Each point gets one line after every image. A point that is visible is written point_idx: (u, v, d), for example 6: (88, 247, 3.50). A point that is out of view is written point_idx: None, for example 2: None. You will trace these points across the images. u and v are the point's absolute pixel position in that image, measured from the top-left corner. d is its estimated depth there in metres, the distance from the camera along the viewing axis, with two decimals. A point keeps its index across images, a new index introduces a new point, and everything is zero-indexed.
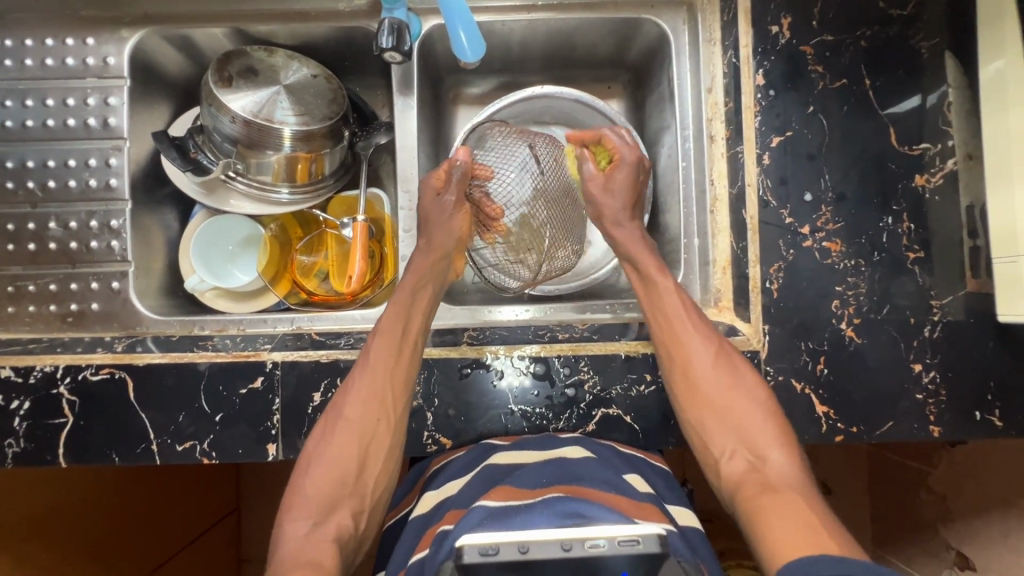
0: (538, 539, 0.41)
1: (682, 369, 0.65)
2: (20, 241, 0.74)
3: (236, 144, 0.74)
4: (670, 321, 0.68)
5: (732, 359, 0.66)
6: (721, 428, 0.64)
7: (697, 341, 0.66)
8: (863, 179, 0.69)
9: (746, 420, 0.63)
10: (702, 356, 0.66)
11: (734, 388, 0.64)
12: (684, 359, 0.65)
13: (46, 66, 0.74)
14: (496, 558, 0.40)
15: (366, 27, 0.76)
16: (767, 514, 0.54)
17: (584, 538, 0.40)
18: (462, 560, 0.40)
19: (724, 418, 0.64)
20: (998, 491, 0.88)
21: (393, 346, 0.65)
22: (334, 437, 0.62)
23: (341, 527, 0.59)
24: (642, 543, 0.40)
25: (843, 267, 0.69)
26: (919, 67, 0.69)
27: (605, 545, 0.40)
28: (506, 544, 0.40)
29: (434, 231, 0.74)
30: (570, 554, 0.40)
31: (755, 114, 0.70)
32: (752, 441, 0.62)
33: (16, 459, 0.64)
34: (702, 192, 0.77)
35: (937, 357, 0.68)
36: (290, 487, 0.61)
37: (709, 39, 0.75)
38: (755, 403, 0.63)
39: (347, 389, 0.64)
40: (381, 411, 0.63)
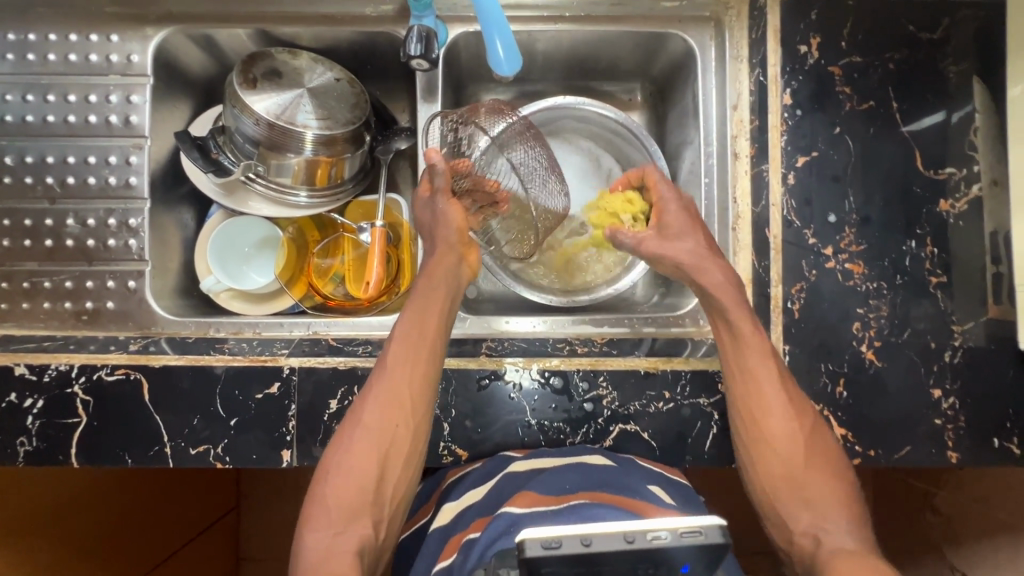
0: (600, 532, 0.39)
1: (758, 419, 0.62)
2: (37, 237, 0.73)
3: (258, 146, 0.73)
4: (761, 389, 0.62)
5: (815, 424, 0.63)
6: (787, 493, 0.60)
7: (784, 410, 0.62)
8: (887, 201, 0.69)
9: (821, 490, 0.59)
10: (783, 416, 0.62)
11: (823, 457, 0.61)
12: (761, 418, 0.62)
13: (69, 61, 0.74)
14: (559, 551, 0.38)
15: (392, 32, 0.76)
16: (837, 564, 0.51)
17: (646, 529, 0.39)
18: (525, 554, 0.39)
19: (795, 473, 0.61)
20: (1005, 515, 0.88)
21: (411, 350, 0.62)
22: (350, 445, 0.59)
23: (363, 538, 0.56)
24: (705, 534, 0.39)
25: (866, 289, 0.68)
26: (946, 91, 0.69)
27: (667, 537, 0.39)
28: (568, 536, 0.39)
29: (433, 229, 0.71)
30: (633, 546, 0.38)
31: (781, 133, 0.70)
32: (821, 504, 0.59)
33: (28, 459, 0.64)
34: (724, 209, 0.75)
35: (956, 382, 0.67)
36: (310, 493, 0.58)
37: (736, 57, 0.74)
38: (824, 475, 0.60)
39: (367, 394, 0.61)
40: (402, 417, 0.60)
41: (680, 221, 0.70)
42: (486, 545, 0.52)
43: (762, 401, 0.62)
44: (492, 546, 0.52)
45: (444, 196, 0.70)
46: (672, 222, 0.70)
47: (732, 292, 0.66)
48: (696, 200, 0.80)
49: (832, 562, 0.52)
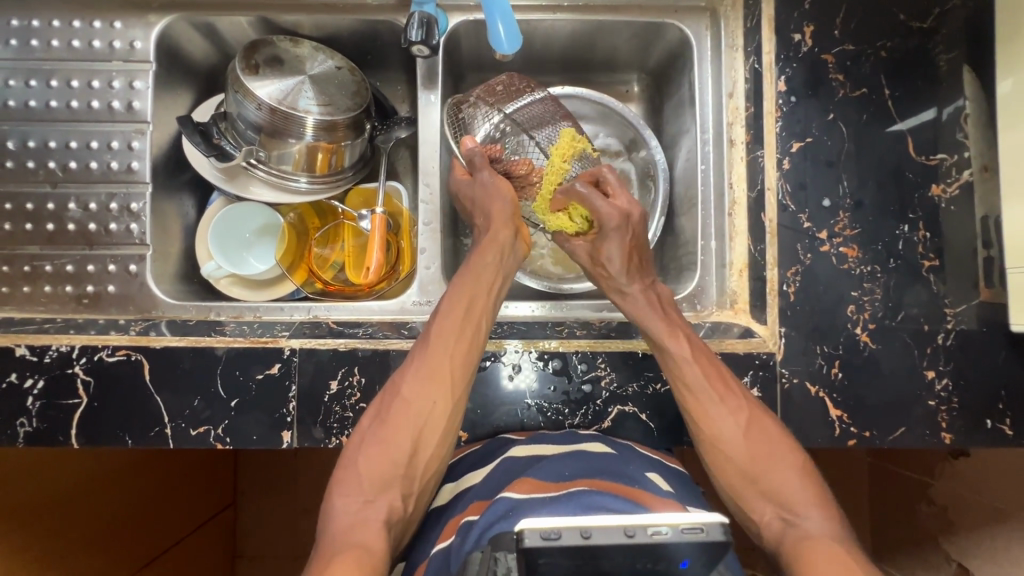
0: (600, 525, 0.39)
1: (707, 433, 0.62)
2: (38, 221, 0.74)
3: (260, 132, 0.74)
4: (694, 394, 0.62)
5: (761, 416, 0.62)
6: (754, 492, 0.60)
7: (721, 408, 0.62)
8: (880, 186, 0.70)
9: (782, 482, 0.59)
10: (725, 415, 0.62)
11: (767, 448, 0.60)
12: (707, 426, 0.62)
13: (72, 48, 0.74)
14: (559, 542, 0.38)
15: (393, 21, 0.77)
16: (806, 555, 0.51)
17: (646, 524, 0.39)
18: (524, 543, 0.38)
19: (758, 466, 0.60)
20: (999, 503, 0.89)
21: (456, 328, 0.63)
22: (389, 416, 0.60)
23: (393, 507, 0.56)
24: (705, 531, 0.39)
25: (860, 273, 0.69)
26: (936, 79, 0.71)
27: (667, 532, 0.39)
28: (568, 528, 0.39)
29: (483, 203, 0.71)
30: (633, 540, 0.38)
31: (776, 119, 0.71)
32: (788, 500, 0.58)
33: (28, 440, 0.64)
34: (721, 195, 0.77)
35: (950, 364, 0.68)
36: (343, 461, 0.59)
37: (731, 46, 0.76)
38: (791, 472, 0.59)
39: (408, 367, 0.62)
40: (440, 394, 0.61)
41: (615, 245, 0.68)
42: (484, 529, 0.51)
43: (700, 404, 0.62)
44: (489, 530, 0.50)
45: (489, 170, 0.71)
46: (608, 246, 0.69)
47: (650, 309, 0.68)
48: (693, 187, 0.81)
49: (801, 551, 0.52)
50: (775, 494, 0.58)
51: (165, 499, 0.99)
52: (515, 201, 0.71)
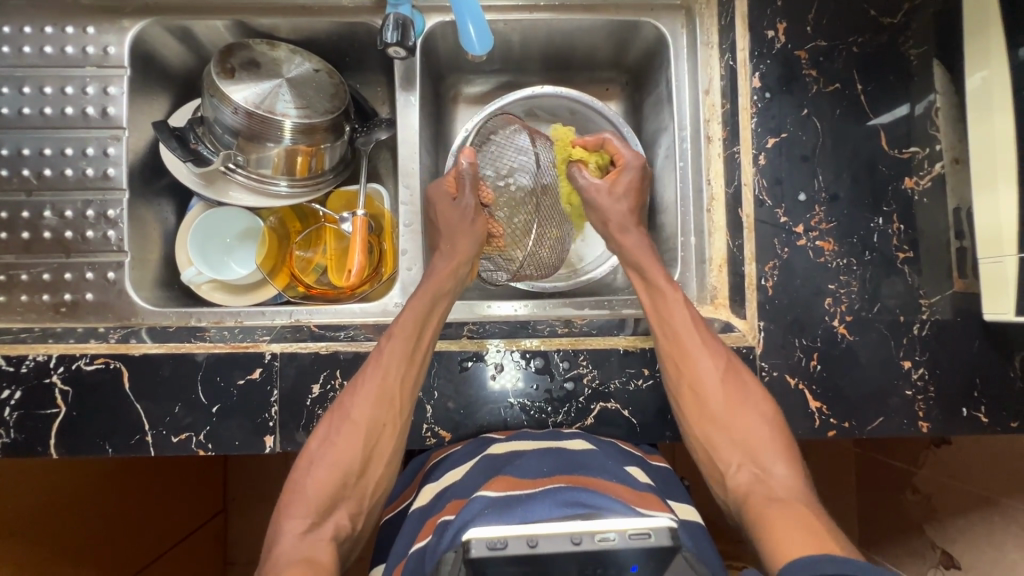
0: (547, 533, 0.40)
1: (689, 384, 0.63)
2: (13, 230, 0.73)
3: (237, 136, 0.74)
4: (678, 331, 0.65)
5: (743, 388, 0.63)
6: (726, 445, 0.62)
7: (705, 352, 0.64)
8: (854, 180, 0.71)
9: (750, 429, 0.61)
10: (706, 357, 0.64)
11: (741, 395, 0.63)
12: (692, 372, 0.64)
13: (44, 54, 0.73)
14: (505, 551, 0.40)
15: (369, 23, 0.77)
16: (770, 519, 0.52)
17: (594, 531, 0.40)
18: (470, 554, 0.40)
19: (731, 431, 0.62)
20: (981, 491, 0.90)
21: (406, 351, 0.63)
22: (336, 438, 0.60)
23: (339, 526, 0.57)
24: (654, 535, 0.40)
25: (836, 266, 0.70)
26: (907, 73, 0.72)
27: (615, 538, 0.40)
28: (515, 537, 0.40)
29: (456, 235, 0.73)
30: (579, 548, 0.40)
31: (751, 115, 0.71)
32: (753, 450, 0.60)
33: (5, 451, 0.63)
34: (699, 191, 0.79)
35: (925, 354, 0.69)
36: (292, 482, 0.59)
37: (706, 43, 0.78)
38: (758, 421, 0.62)
39: (356, 389, 0.62)
40: (390, 414, 0.61)
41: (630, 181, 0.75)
42: (461, 524, 0.51)
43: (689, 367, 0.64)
44: (464, 528, 0.50)
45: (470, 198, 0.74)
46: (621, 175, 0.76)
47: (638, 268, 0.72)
48: (673, 184, 0.82)
49: (765, 516, 0.53)
50: (744, 445, 0.61)
51: (152, 508, 0.97)
52: (472, 221, 0.74)
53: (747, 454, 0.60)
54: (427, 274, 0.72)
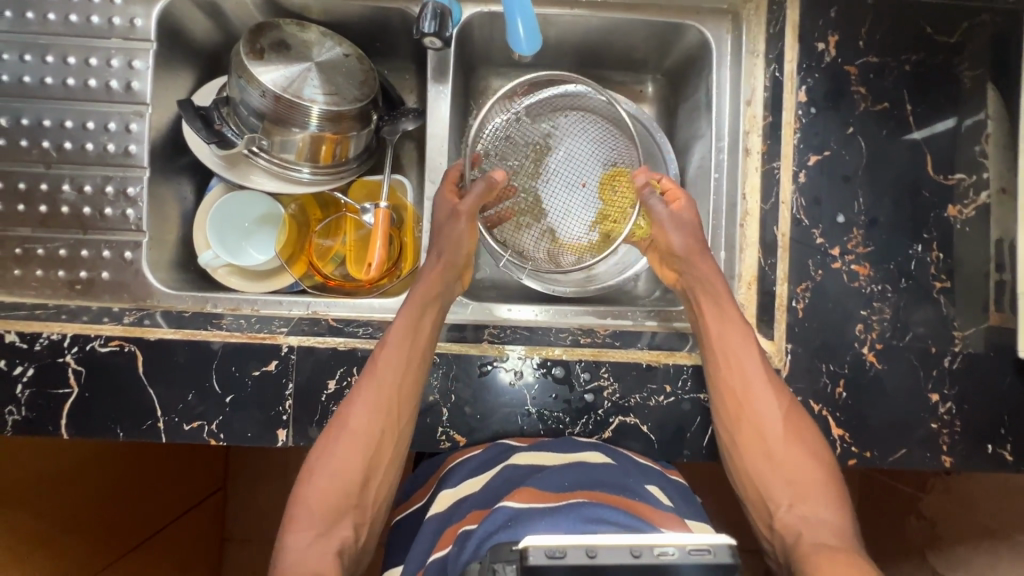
0: (606, 544, 0.39)
1: (745, 413, 0.63)
2: (31, 203, 0.71)
3: (263, 119, 0.72)
4: (738, 356, 0.64)
5: (803, 426, 0.62)
6: (777, 485, 0.60)
7: (766, 389, 0.63)
8: (895, 204, 0.69)
9: (803, 470, 0.60)
10: (766, 395, 0.63)
11: (796, 436, 0.62)
12: (750, 405, 0.63)
13: (69, 23, 0.71)
14: (564, 560, 0.37)
15: (404, 10, 0.74)
16: (817, 562, 0.50)
17: (653, 544, 0.39)
18: (528, 561, 0.38)
19: (783, 469, 0.60)
20: (989, 522, 0.89)
21: (402, 358, 0.62)
22: (337, 452, 0.58)
23: (344, 540, 0.56)
24: (712, 553, 0.39)
25: (870, 291, 0.68)
26: (960, 95, 0.69)
27: (674, 553, 0.38)
28: (572, 546, 0.38)
29: (443, 243, 0.71)
30: (639, 560, 0.38)
31: (794, 131, 0.69)
32: (804, 491, 0.59)
33: (16, 429, 0.62)
34: (733, 205, 0.75)
35: (954, 388, 0.68)
36: (298, 488, 0.58)
37: (752, 52, 0.73)
38: (812, 462, 0.60)
39: (354, 398, 0.61)
40: (388, 422, 0.60)
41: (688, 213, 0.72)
42: (484, 536, 0.51)
43: (749, 404, 0.63)
44: (488, 539, 0.50)
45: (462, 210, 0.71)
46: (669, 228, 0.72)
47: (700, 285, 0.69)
48: (705, 195, 0.80)
49: (810, 558, 0.51)
50: (791, 482, 0.60)
51: (154, 486, 0.97)
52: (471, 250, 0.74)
53: (794, 491, 0.59)
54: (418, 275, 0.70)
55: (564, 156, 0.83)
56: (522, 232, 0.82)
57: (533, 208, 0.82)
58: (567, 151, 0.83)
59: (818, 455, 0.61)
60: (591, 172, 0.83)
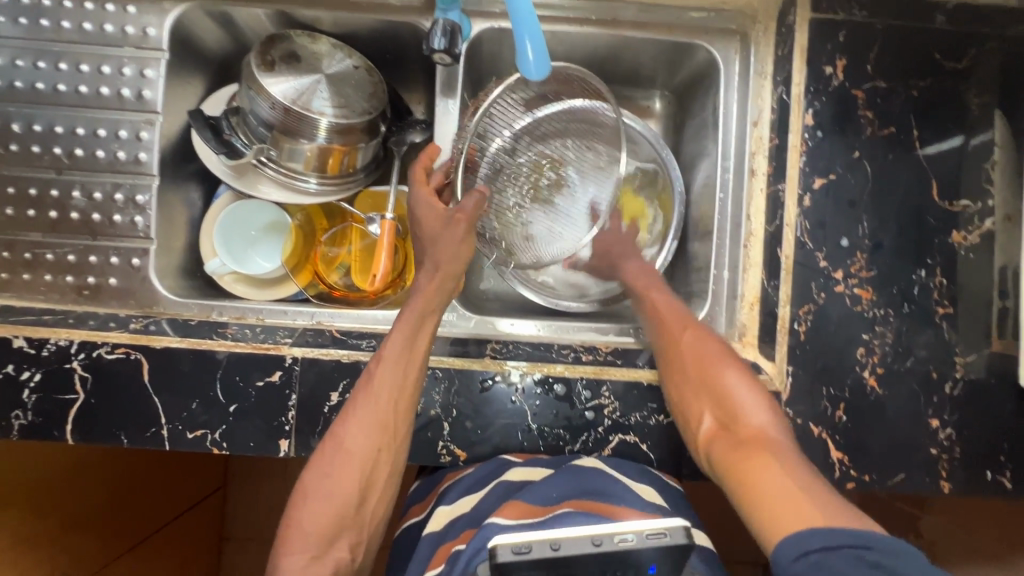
0: (568, 536, 0.42)
1: (675, 361, 0.66)
2: (41, 208, 0.72)
3: (272, 130, 0.72)
4: (676, 331, 0.68)
5: (714, 352, 0.65)
6: (703, 405, 0.62)
7: (693, 335, 0.67)
8: (900, 229, 0.69)
9: (729, 391, 0.62)
10: (694, 342, 0.66)
11: (715, 363, 0.64)
12: (678, 350, 0.66)
13: (83, 30, 0.72)
14: (529, 555, 0.42)
15: (415, 24, 0.74)
16: (749, 473, 0.53)
17: (613, 532, 0.42)
18: (497, 559, 0.42)
19: (710, 392, 0.62)
20: (988, 545, 0.89)
21: (400, 376, 0.61)
22: (329, 469, 0.58)
23: (339, 561, 0.55)
24: (669, 535, 0.42)
25: (873, 316, 0.69)
26: (967, 121, 0.69)
27: (633, 539, 0.42)
28: (537, 541, 0.42)
29: (439, 247, 0.68)
30: (600, 548, 0.42)
31: (800, 153, 0.69)
32: (730, 404, 0.61)
33: (22, 433, 0.63)
34: (737, 226, 0.77)
35: (955, 414, 0.68)
36: (291, 513, 0.57)
37: (759, 73, 0.75)
38: (732, 374, 0.63)
39: (348, 418, 0.60)
40: (384, 441, 0.59)
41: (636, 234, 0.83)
42: (472, 554, 0.51)
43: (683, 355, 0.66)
44: (477, 556, 0.50)
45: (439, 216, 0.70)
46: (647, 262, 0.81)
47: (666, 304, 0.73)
48: (709, 213, 0.80)
49: (740, 470, 0.54)
50: (720, 399, 0.62)
51: (149, 484, 0.97)
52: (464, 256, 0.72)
53: (724, 411, 0.61)
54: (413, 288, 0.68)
55: (558, 158, 0.82)
56: (508, 232, 0.82)
57: (522, 208, 0.82)
58: (561, 153, 0.82)
59: (741, 375, 0.63)
60: (586, 179, 0.82)
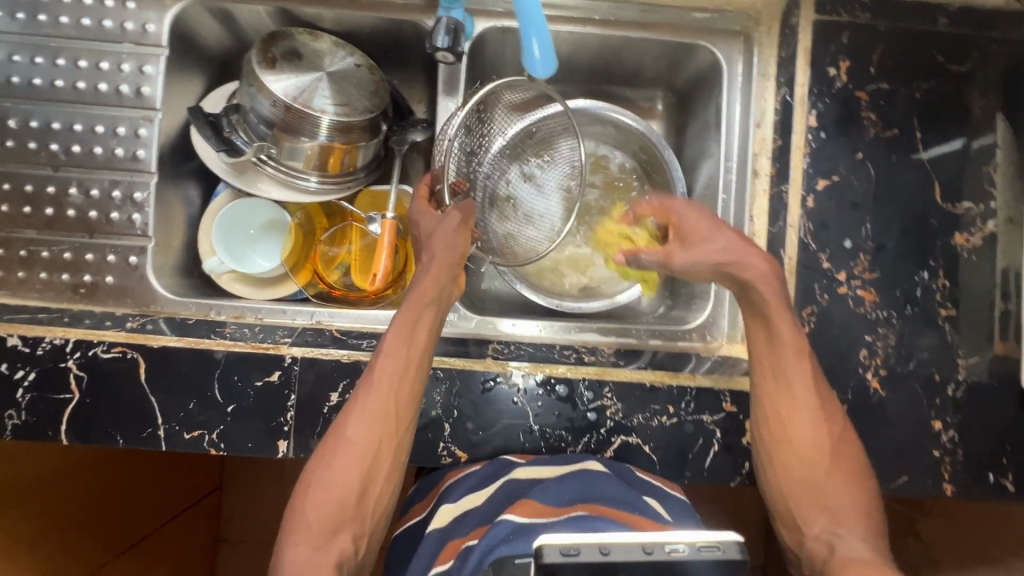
0: (618, 541, 0.38)
1: (783, 433, 0.61)
2: (37, 205, 0.71)
3: (272, 127, 0.72)
4: (794, 390, 0.61)
5: (841, 444, 0.60)
6: (808, 504, 0.59)
7: (811, 410, 0.61)
8: (903, 230, 0.69)
9: (837, 489, 0.59)
10: (808, 415, 0.61)
11: (836, 456, 0.60)
12: (791, 422, 0.61)
13: (81, 26, 0.71)
14: (577, 559, 0.37)
15: (417, 22, 0.74)
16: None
17: (664, 541, 0.39)
18: (540, 560, 0.38)
19: (822, 491, 0.59)
20: (989, 550, 0.88)
21: (399, 368, 0.60)
22: (334, 463, 0.57)
23: (343, 552, 0.55)
24: (723, 549, 0.39)
25: (875, 317, 0.68)
26: (970, 123, 0.69)
27: (685, 550, 0.38)
28: (586, 544, 0.38)
29: (434, 243, 0.67)
30: (651, 557, 0.38)
31: (805, 155, 0.70)
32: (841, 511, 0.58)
33: (15, 433, 0.62)
34: (739, 226, 0.73)
35: (957, 416, 0.68)
36: (295, 508, 0.57)
37: (762, 75, 0.74)
38: (848, 479, 0.59)
39: (347, 413, 0.59)
40: (386, 433, 0.59)
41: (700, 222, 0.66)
42: (486, 549, 0.51)
43: (791, 442, 0.60)
44: (490, 554, 0.50)
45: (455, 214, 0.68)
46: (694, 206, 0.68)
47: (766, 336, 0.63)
48: None
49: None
50: (827, 499, 0.58)
51: (144, 486, 0.96)
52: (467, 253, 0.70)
53: (835, 518, 0.57)
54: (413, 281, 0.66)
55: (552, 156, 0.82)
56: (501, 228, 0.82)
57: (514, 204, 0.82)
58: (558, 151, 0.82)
59: (858, 477, 0.59)
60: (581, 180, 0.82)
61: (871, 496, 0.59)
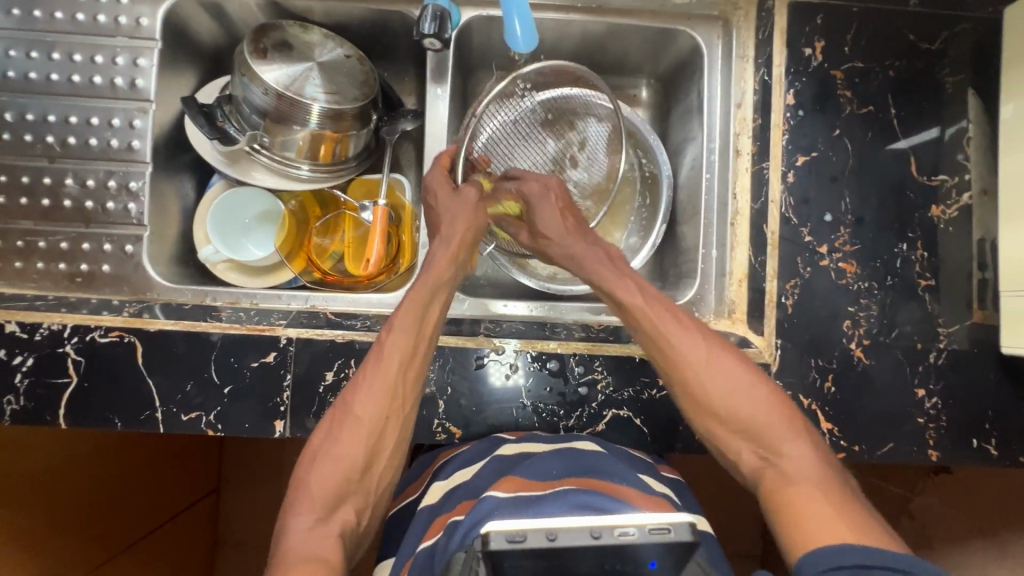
0: (566, 527, 0.41)
1: (671, 365, 0.62)
2: (33, 196, 0.72)
3: (265, 117, 0.73)
4: (658, 328, 0.64)
5: (729, 363, 0.61)
6: (727, 429, 0.59)
7: (687, 336, 0.63)
8: (881, 204, 0.71)
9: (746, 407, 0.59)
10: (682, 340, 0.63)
11: (730, 377, 0.60)
12: (672, 355, 0.62)
13: (76, 21, 0.73)
14: (524, 544, 0.40)
15: (405, 13, 0.76)
16: (788, 499, 0.51)
17: (613, 526, 0.41)
18: (489, 546, 0.40)
19: (731, 411, 0.59)
20: (980, 523, 0.89)
21: (410, 344, 0.62)
22: (338, 436, 0.58)
23: (345, 522, 0.56)
24: (673, 531, 0.41)
25: (857, 289, 0.70)
26: (943, 99, 0.71)
27: (635, 533, 0.41)
28: (533, 530, 0.41)
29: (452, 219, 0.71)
30: (599, 541, 0.40)
31: (783, 132, 0.72)
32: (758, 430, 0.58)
33: (14, 418, 0.63)
34: (723, 205, 0.77)
35: (939, 383, 0.69)
36: (299, 481, 0.57)
37: (741, 57, 0.76)
38: (755, 391, 0.59)
39: (353, 388, 0.60)
40: (391, 408, 0.60)
41: (548, 214, 0.73)
42: (471, 525, 0.51)
43: (699, 385, 0.60)
44: (473, 529, 0.50)
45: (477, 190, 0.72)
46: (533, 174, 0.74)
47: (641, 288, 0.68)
48: (698, 195, 0.81)
49: (780, 494, 0.52)
50: (743, 422, 0.58)
51: (145, 483, 0.96)
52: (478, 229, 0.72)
53: (759, 439, 0.57)
54: (426, 261, 0.69)
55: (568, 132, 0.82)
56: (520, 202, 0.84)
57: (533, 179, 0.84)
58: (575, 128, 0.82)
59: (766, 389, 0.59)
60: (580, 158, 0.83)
61: (784, 405, 0.59)
